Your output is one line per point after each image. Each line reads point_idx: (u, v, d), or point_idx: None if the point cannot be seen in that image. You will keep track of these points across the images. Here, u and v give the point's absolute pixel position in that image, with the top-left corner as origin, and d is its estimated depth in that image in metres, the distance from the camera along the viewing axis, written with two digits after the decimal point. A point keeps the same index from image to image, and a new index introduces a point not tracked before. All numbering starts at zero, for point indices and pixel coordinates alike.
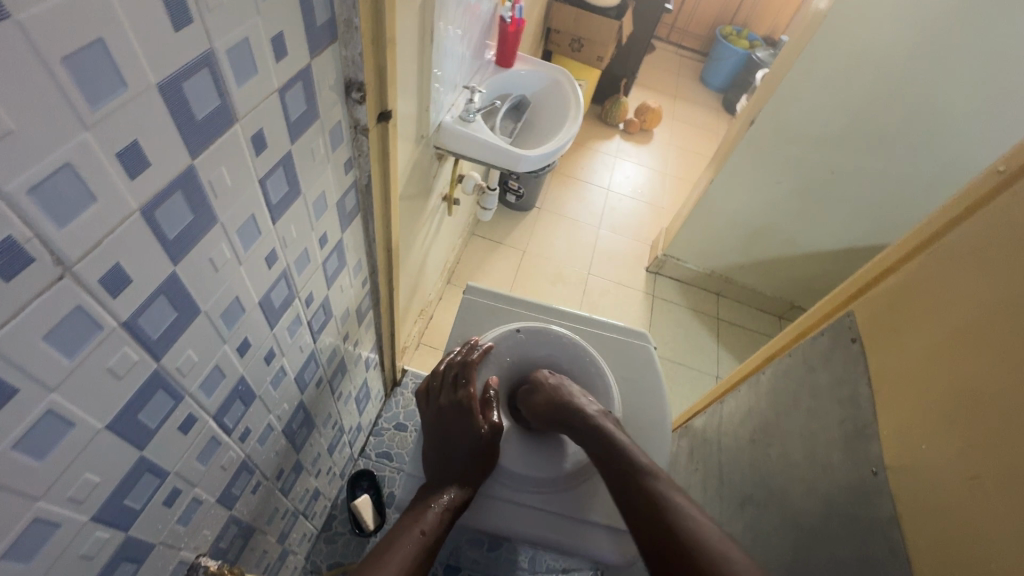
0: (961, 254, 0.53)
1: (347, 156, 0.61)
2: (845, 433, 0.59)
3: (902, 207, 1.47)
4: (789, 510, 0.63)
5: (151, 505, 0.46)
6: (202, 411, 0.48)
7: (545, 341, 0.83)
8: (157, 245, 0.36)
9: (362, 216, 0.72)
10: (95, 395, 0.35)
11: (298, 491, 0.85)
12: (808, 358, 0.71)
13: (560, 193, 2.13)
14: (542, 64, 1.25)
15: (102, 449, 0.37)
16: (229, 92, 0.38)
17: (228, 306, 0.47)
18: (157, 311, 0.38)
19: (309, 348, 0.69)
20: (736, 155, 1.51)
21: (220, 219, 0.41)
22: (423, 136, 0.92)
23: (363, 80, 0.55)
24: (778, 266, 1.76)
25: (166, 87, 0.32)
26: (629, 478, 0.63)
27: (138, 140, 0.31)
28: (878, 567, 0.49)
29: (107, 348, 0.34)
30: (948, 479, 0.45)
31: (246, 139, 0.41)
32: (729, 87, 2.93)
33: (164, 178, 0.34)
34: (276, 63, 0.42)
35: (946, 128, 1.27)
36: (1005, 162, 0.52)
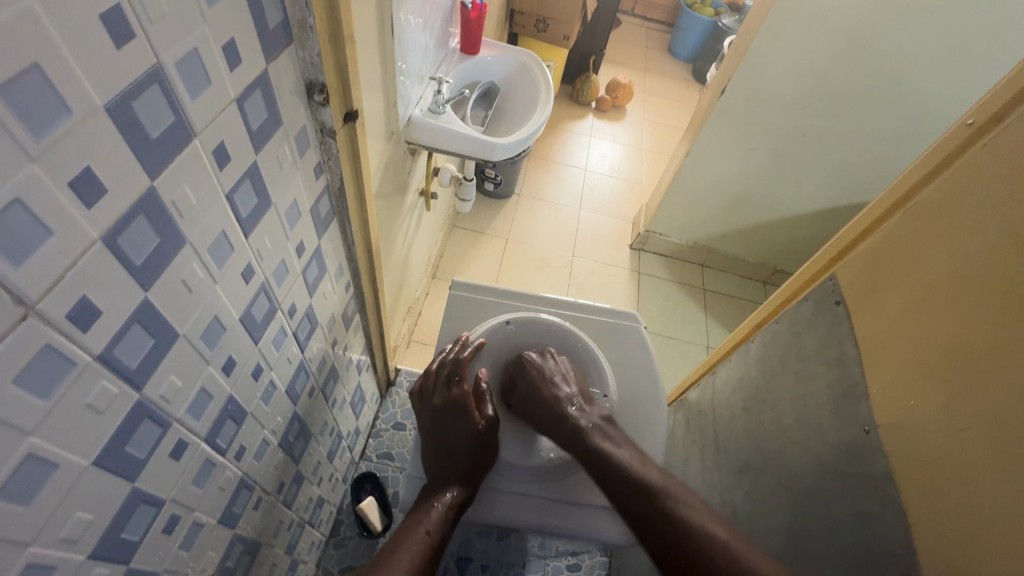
0: (937, 208, 0.53)
1: (316, 161, 0.60)
2: (834, 394, 0.60)
3: (875, 163, 1.49)
4: (785, 472, 0.64)
5: (150, 534, 0.45)
6: (192, 435, 0.47)
7: (534, 331, 0.83)
8: (123, 273, 0.34)
9: (338, 219, 0.71)
10: (75, 433, 0.34)
11: (301, 502, 0.85)
12: (794, 323, 0.71)
13: (537, 176, 2.12)
14: (508, 48, 1.22)
15: (91, 487, 0.36)
16: (183, 107, 0.36)
17: (208, 327, 0.46)
18: (133, 340, 0.37)
19: (297, 358, 0.68)
20: (709, 125, 1.51)
21: (188, 239, 0.40)
22: (393, 132, 0.91)
23: (324, 81, 0.53)
24: (760, 232, 1.78)
25: (114, 110, 0.30)
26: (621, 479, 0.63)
27: (91, 166, 0.30)
28: (873, 522, 0.50)
29: (83, 383, 0.33)
30: (935, 431, 0.46)
31: (207, 155, 0.40)
32: (697, 56, 2.92)
33: (124, 203, 0.33)
34: (229, 72, 0.40)
35: (913, 80, 1.28)
36: (973, 115, 0.52)
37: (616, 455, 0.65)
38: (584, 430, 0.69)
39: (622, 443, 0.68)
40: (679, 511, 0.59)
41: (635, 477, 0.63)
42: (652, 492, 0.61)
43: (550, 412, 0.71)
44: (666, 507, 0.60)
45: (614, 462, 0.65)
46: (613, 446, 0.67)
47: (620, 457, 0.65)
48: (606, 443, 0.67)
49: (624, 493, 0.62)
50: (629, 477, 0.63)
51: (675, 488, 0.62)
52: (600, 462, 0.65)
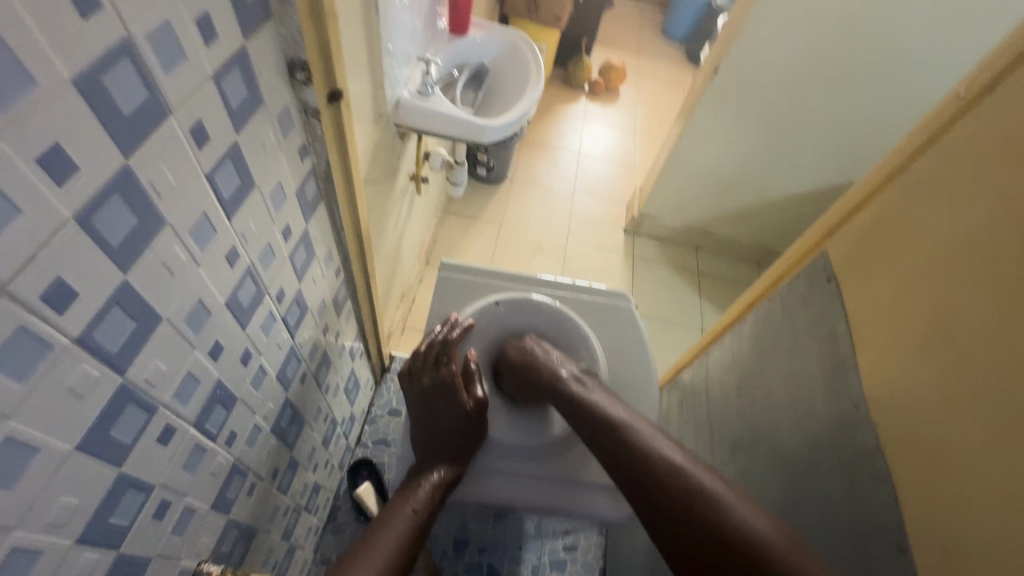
0: (928, 181, 0.53)
1: (301, 143, 0.59)
2: (826, 371, 0.60)
3: (869, 142, 1.49)
4: (777, 449, 0.65)
5: (140, 520, 0.45)
6: (180, 421, 0.47)
7: (524, 311, 0.82)
8: (100, 254, 0.34)
9: (326, 203, 0.70)
10: (56, 418, 0.33)
11: (296, 488, 0.85)
12: (786, 302, 0.71)
13: (530, 161, 2.10)
14: (498, 28, 1.20)
15: (76, 472, 0.36)
16: (156, 83, 0.35)
17: (192, 311, 0.45)
18: (114, 323, 0.36)
19: (287, 344, 0.68)
20: (703, 106, 1.50)
21: (168, 220, 0.39)
22: (381, 115, 0.89)
23: (306, 59, 0.52)
24: (754, 214, 1.77)
25: (82, 84, 0.29)
26: (594, 425, 0.65)
27: (60, 143, 0.29)
28: (863, 495, 0.50)
29: (62, 367, 0.33)
30: (927, 404, 0.46)
31: (185, 133, 0.39)
32: (691, 37, 2.89)
33: (98, 182, 0.32)
34: (205, 47, 0.39)
35: (906, 58, 1.27)
36: (965, 85, 0.51)
37: (589, 402, 0.67)
38: (560, 379, 0.71)
39: (597, 390, 0.70)
40: (644, 443, 0.60)
41: (607, 416, 0.65)
42: (619, 428, 0.63)
43: (528, 368, 0.73)
44: (632, 439, 0.61)
45: (588, 405, 0.67)
46: (587, 392, 0.69)
47: (593, 402, 0.67)
48: (581, 390, 0.69)
49: (598, 437, 0.64)
50: (600, 417, 0.65)
51: (642, 424, 0.63)
52: (576, 407, 0.68)
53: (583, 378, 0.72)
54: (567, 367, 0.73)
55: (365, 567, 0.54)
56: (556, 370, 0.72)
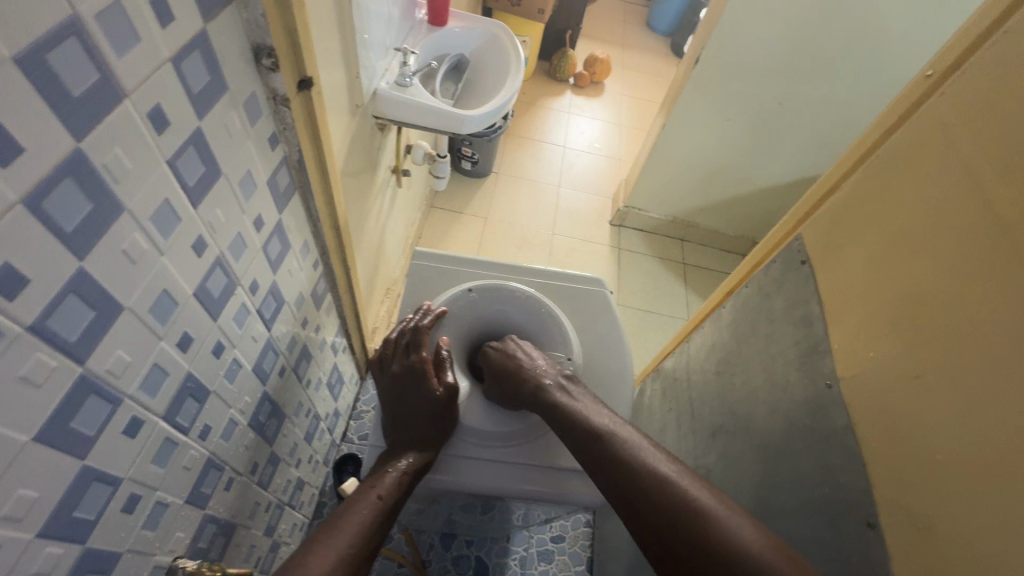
0: (898, 162, 0.53)
1: (271, 131, 0.58)
2: (801, 353, 0.61)
3: (849, 131, 1.50)
4: (754, 432, 0.65)
5: (108, 513, 0.44)
6: (148, 413, 0.46)
7: (498, 298, 0.82)
8: (52, 239, 0.33)
9: (300, 194, 0.69)
10: (10, 407, 0.32)
11: (278, 483, 0.84)
12: (763, 287, 0.72)
13: (516, 154, 2.09)
14: (477, 18, 1.19)
15: (34, 463, 0.35)
16: (108, 64, 0.34)
17: (157, 300, 0.44)
18: (70, 311, 0.35)
19: (263, 337, 0.67)
20: (685, 97, 1.50)
21: (127, 206, 0.38)
22: (358, 106, 0.88)
23: (272, 44, 0.51)
24: (738, 204, 1.78)
25: (24, 61, 0.29)
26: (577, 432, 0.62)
27: (3, 123, 0.28)
28: (835, 473, 0.51)
29: (15, 355, 0.32)
30: (897, 380, 0.47)
31: (143, 117, 0.38)
32: (675, 30, 2.90)
33: (46, 165, 0.31)
34: (161, 29, 0.38)
35: (884, 46, 1.28)
36: (933, 66, 0.52)
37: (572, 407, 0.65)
38: (544, 387, 0.68)
39: (583, 396, 0.67)
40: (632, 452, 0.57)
41: (592, 426, 0.62)
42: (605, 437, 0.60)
43: (511, 374, 0.71)
44: (620, 450, 0.58)
45: (572, 413, 0.64)
46: (573, 399, 0.66)
47: (579, 410, 0.64)
48: (567, 399, 0.66)
49: (580, 445, 0.61)
50: (586, 427, 0.62)
51: (629, 432, 0.60)
52: (559, 415, 0.65)
53: (569, 383, 0.69)
54: (552, 373, 0.70)
55: (326, 545, 0.52)
56: (540, 375, 0.69)
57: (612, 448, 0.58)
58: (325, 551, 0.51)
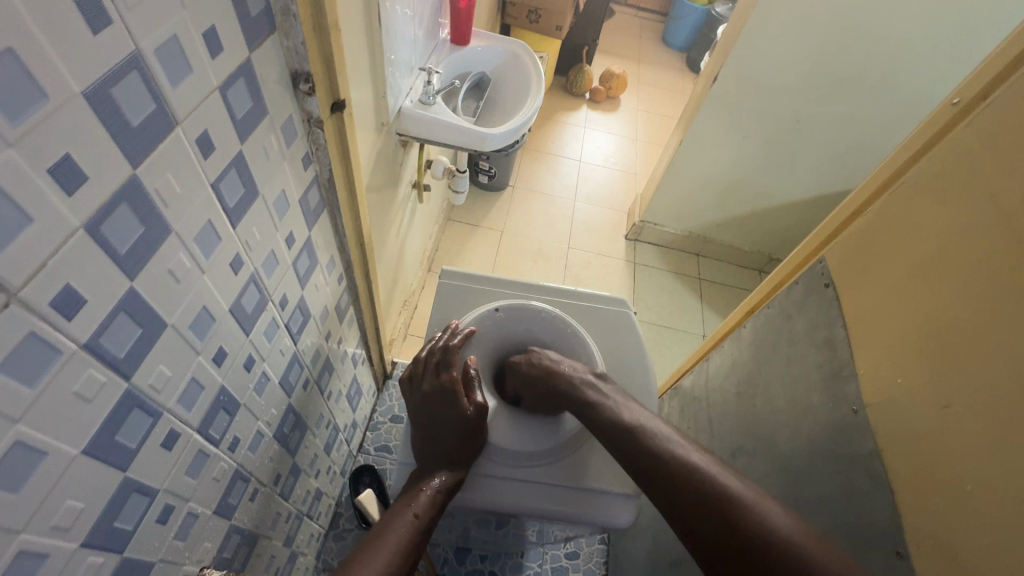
0: (922, 185, 0.54)
1: (304, 152, 0.60)
2: (824, 376, 0.61)
3: (868, 149, 1.50)
4: (775, 455, 0.65)
5: (144, 524, 0.45)
6: (184, 426, 0.47)
7: (524, 317, 0.83)
8: (107, 261, 0.34)
9: (328, 211, 0.71)
10: (64, 422, 0.34)
11: (298, 494, 0.85)
12: (784, 307, 0.72)
13: (531, 168, 2.11)
14: (499, 38, 1.22)
15: (81, 475, 0.37)
16: (163, 94, 0.36)
17: (197, 317, 0.46)
18: (120, 329, 0.37)
19: (290, 350, 0.69)
20: (702, 114, 1.51)
21: (174, 228, 0.40)
22: (383, 124, 0.90)
23: (310, 70, 0.53)
24: (755, 220, 1.78)
25: (92, 96, 0.30)
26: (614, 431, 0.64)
27: (71, 154, 0.30)
28: (862, 500, 0.51)
29: (70, 372, 0.33)
30: (925, 405, 0.47)
31: (192, 144, 0.40)
32: (691, 45, 2.92)
33: (106, 191, 0.33)
34: (211, 59, 0.40)
35: (903, 66, 1.28)
36: (959, 94, 0.52)
37: (607, 408, 0.67)
38: (577, 386, 0.71)
39: (614, 395, 0.69)
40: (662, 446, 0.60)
41: (624, 422, 0.64)
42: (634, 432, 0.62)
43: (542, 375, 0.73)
44: (651, 444, 0.60)
45: (605, 411, 0.67)
46: (604, 398, 0.68)
47: (613, 410, 0.66)
48: (598, 397, 0.69)
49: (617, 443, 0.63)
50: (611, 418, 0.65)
51: (662, 428, 0.63)
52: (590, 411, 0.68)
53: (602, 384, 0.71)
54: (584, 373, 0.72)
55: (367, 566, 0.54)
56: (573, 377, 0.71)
57: (641, 441, 0.61)
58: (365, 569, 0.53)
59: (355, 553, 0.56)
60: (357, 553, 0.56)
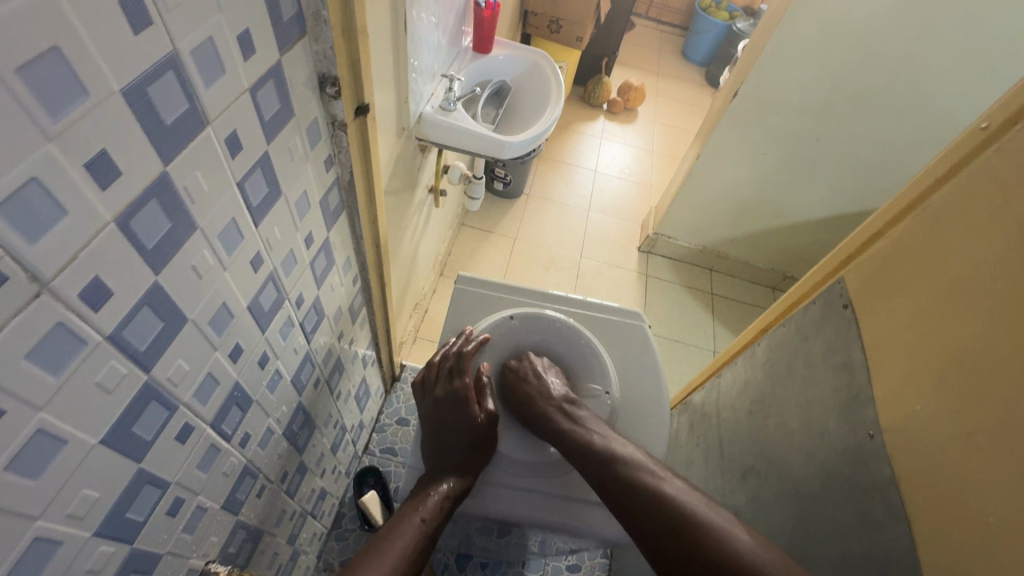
0: (949, 211, 0.53)
1: (327, 154, 0.61)
2: (840, 399, 0.60)
3: (888, 170, 1.48)
4: (788, 477, 0.64)
5: (154, 516, 0.46)
6: (198, 420, 0.48)
7: (538, 327, 0.83)
8: (135, 255, 0.35)
9: (347, 213, 0.72)
10: (84, 412, 0.34)
11: (304, 492, 0.86)
12: (801, 327, 0.71)
13: (546, 177, 2.12)
14: (521, 47, 1.23)
15: (98, 465, 0.37)
16: (197, 95, 0.37)
17: (216, 313, 0.46)
18: (143, 322, 0.37)
19: (303, 349, 0.69)
20: (720, 128, 1.50)
21: (199, 225, 0.41)
22: (404, 128, 0.91)
23: (337, 74, 0.54)
24: (770, 237, 1.76)
25: (130, 94, 0.31)
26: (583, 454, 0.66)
27: (106, 150, 0.31)
28: (876, 528, 0.50)
29: (93, 363, 0.34)
30: (946, 435, 0.46)
31: (221, 143, 0.41)
32: (711, 60, 2.92)
33: (137, 187, 0.33)
34: (244, 61, 0.41)
35: (927, 87, 1.27)
36: (987, 119, 0.52)
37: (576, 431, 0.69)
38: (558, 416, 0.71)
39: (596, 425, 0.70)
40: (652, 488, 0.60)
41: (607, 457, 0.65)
42: (618, 472, 0.63)
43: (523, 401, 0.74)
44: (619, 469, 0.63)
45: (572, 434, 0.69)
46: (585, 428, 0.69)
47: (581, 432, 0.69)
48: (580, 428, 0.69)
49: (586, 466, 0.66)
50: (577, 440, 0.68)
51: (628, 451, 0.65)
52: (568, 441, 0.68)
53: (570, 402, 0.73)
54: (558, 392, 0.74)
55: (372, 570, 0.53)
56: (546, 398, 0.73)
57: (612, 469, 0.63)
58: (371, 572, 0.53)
59: (362, 555, 0.56)
60: (364, 556, 0.56)
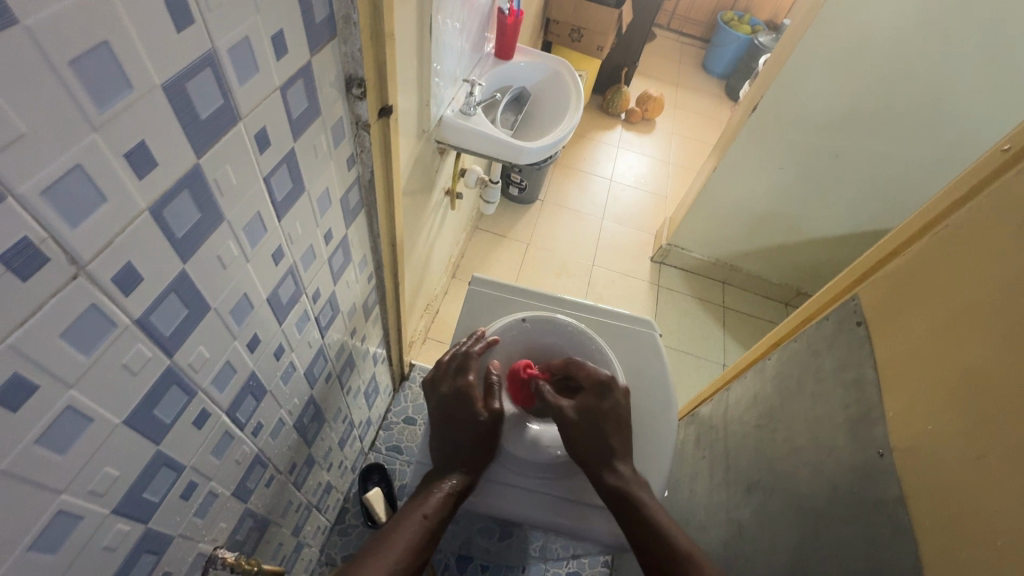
0: (967, 232, 0.53)
1: (350, 152, 0.62)
2: (851, 417, 0.60)
3: (908, 190, 1.46)
4: (795, 492, 0.63)
5: (169, 498, 0.47)
6: (215, 406, 0.49)
7: (550, 331, 0.84)
8: (165, 243, 0.36)
9: (366, 211, 0.73)
10: (111, 392, 0.36)
11: (310, 485, 0.87)
12: (813, 343, 0.71)
13: (562, 183, 2.13)
14: (542, 54, 1.24)
15: (120, 445, 0.38)
16: (231, 91, 0.38)
17: (237, 303, 0.48)
18: (169, 308, 0.39)
19: (317, 343, 0.70)
20: (738, 142, 1.50)
21: (226, 217, 0.42)
22: (424, 130, 0.93)
23: (363, 76, 0.55)
24: (785, 252, 1.75)
25: (170, 89, 0.32)
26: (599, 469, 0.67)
27: (145, 141, 0.32)
28: (883, 548, 0.49)
29: (121, 345, 0.35)
30: (957, 456, 0.45)
31: (251, 138, 0.42)
32: (731, 73, 2.91)
33: (170, 177, 0.35)
34: (277, 60, 0.42)
35: (950, 107, 1.26)
36: (1010, 141, 0.52)
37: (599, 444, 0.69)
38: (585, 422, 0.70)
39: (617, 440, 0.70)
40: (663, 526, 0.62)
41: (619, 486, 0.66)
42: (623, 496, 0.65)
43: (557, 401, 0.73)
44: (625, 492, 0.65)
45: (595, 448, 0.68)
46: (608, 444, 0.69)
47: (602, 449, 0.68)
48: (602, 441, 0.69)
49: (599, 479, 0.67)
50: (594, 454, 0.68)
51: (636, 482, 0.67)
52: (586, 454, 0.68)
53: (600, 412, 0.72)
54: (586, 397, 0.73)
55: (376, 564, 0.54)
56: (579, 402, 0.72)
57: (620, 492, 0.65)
58: (375, 565, 0.54)
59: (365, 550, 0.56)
60: (366, 551, 0.56)
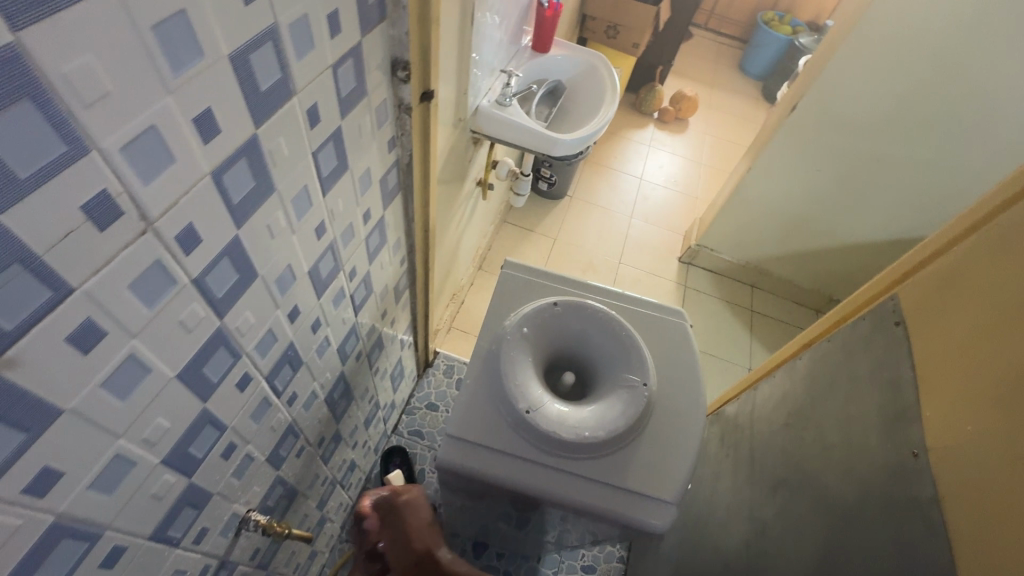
0: (1016, 231, 0.51)
1: (391, 135, 0.63)
2: (885, 418, 0.58)
3: (953, 197, 1.41)
4: (823, 492, 0.62)
5: (211, 455, 0.49)
6: (256, 371, 0.51)
7: (580, 315, 0.84)
8: (223, 208, 0.38)
9: (402, 194, 0.74)
10: (166, 347, 0.38)
11: (336, 461, 0.89)
12: (848, 343, 0.70)
13: (591, 180, 2.12)
14: (578, 48, 1.24)
15: (171, 398, 0.40)
16: (289, 65, 0.40)
17: (281, 274, 0.49)
18: (222, 271, 0.41)
19: (350, 321, 0.72)
20: (775, 144, 1.47)
21: (277, 188, 0.44)
22: (460, 119, 0.94)
23: (408, 59, 0.57)
24: (818, 257, 1.71)
25: (236, 59, 0.34)
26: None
27: (211, 108, 0.34)
28: (913, 550, 0.48)
29: (179, 302, 0.37)
30: (996, 459, 0.44)
31: (303, 113, 0.44)
32: (769, 75, 2.85)
33: (231, 145, 0.37)
34: (331, 38, 0.44)
35: (1002, 112, 1.21)
36: None
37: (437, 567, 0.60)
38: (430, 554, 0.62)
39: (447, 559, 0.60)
40: None
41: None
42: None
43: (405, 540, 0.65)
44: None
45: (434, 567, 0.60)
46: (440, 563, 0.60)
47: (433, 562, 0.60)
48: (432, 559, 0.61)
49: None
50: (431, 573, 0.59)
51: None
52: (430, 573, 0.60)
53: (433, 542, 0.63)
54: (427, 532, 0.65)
55: None
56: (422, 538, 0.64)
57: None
58: None
59: None
60: None
